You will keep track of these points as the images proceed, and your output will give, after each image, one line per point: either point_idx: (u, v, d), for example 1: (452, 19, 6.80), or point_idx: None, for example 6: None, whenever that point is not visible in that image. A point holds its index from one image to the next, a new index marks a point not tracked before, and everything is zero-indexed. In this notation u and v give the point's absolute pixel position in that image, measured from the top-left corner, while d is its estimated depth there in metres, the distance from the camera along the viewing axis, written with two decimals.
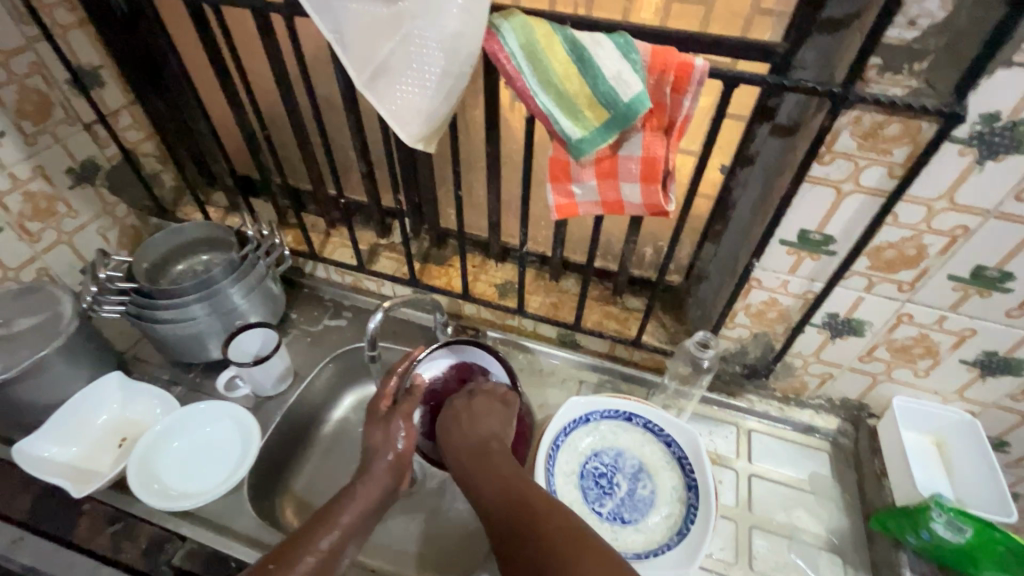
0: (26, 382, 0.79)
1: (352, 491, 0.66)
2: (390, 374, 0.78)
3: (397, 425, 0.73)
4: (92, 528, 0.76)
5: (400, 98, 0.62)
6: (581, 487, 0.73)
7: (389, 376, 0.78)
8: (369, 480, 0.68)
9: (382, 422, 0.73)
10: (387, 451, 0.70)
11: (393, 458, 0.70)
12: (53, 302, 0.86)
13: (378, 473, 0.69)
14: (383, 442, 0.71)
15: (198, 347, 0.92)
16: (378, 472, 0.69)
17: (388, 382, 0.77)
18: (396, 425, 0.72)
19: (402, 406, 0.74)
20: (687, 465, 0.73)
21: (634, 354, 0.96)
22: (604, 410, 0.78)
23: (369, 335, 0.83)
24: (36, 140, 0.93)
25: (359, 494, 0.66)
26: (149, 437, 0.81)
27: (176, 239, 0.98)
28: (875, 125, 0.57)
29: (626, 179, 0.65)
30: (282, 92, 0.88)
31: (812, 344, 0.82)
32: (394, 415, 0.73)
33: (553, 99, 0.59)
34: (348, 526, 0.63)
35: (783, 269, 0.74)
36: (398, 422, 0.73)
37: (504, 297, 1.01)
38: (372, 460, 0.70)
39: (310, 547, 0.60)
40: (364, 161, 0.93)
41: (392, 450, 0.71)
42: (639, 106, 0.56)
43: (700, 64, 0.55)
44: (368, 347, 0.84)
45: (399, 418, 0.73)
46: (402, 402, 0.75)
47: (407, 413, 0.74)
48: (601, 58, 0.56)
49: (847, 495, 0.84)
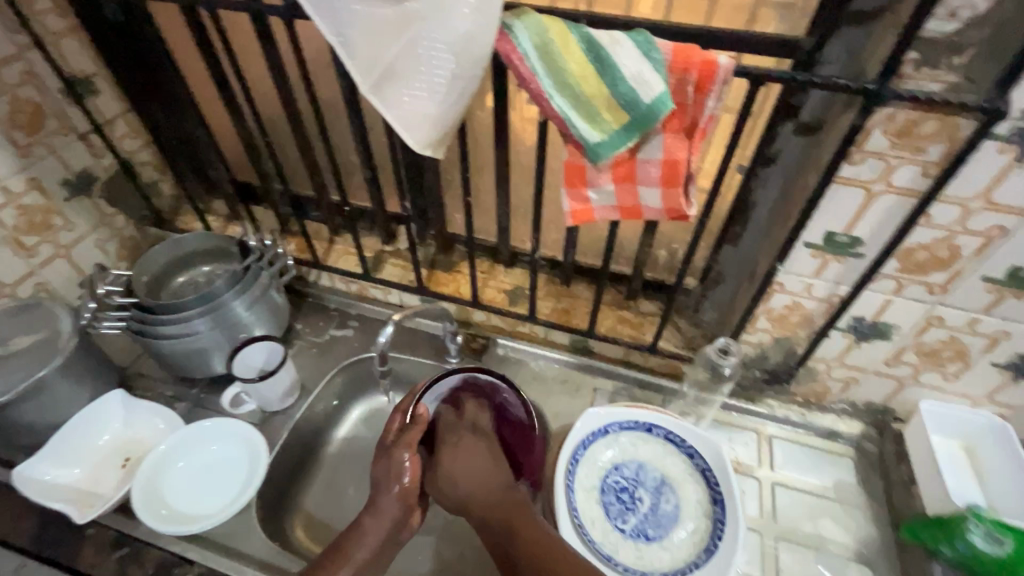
0: (26, 403, 0.77)
1: (360, 527, 0.65)
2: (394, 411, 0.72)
3: (399, 458, 0.67)
4: (96, 553, 0.74)
5: (407, 104, 0.59)
6: (602, 503, 0.70)
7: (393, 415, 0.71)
8: (378, 514, 0.66)
9: (384, 454, 0.68)
10: (392, 483, 0.66)
11: (399, 489, 0.66)
12: (52, 319, 0.83)
13: (387, 507, 0.66)
14: (388, 476, 0.67)
15: (202, 362, 0.89)
16: (386, 503, 0.66)
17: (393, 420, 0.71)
18: (399, 457, 0.67)
19: (404, 438, 0.68)
20: (711, 477, 0.71)
21: (649, 359, 0.94)
22: (623, 421, 0.75)
23: (378, 350, 0.80)
24: (30, 152, 0.90)
25: (365, 531, 0.65)
26: (153, 459, 0.79)
27: (177, 250, 0.94)
28: (909, 122, 0.54)
29: (645, 184, 0.62)
30: (283, 97, 0.85)
31: (835, 348, 0.79)
32: (395, 448, 0.68)
33: (570, 101, 0.56)
34: (360, 563, 0.63)
35: (807, 272, 0.71)
36: (399, 455, 0.67)
37: (514, 303, 0.98)
38: (378, 493, 0.67)
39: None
40: (368, 167, 0.90)
41: (398, 484, 0.66)
42: (661, 107, 0.53)
43: (725, 62, 0.53)
44: (378, 361, 0.82)
45: (402, 449, 0.67)
46: (409, 430, 0.69)
47: (412, 444, 0.67)
48: (621, 57, 0.53)
49: (874, 502, 0.82)
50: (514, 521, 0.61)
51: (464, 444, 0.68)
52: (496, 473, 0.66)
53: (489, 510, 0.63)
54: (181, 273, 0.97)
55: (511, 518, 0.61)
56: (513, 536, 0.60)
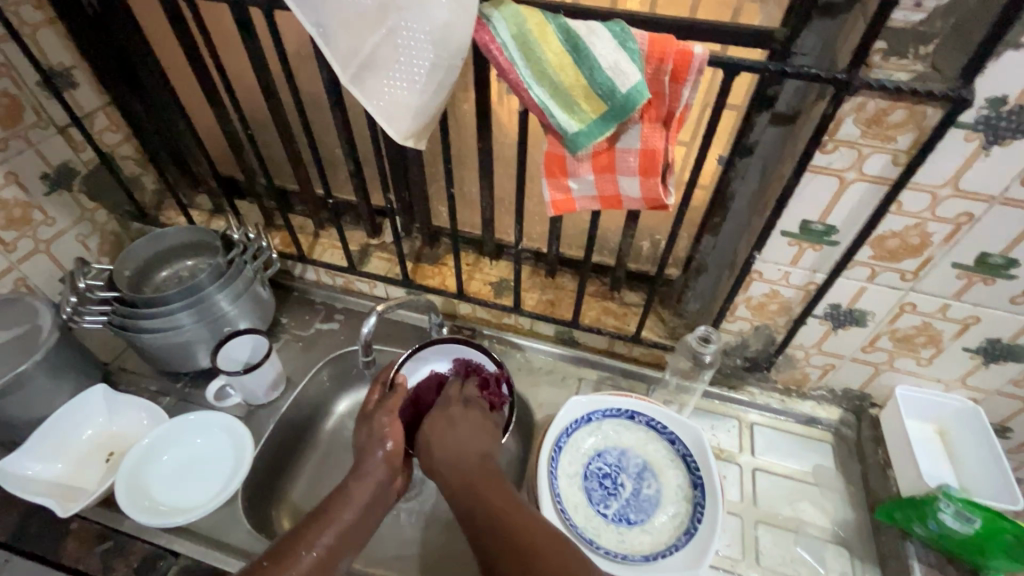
0: (7, 398, 0.76)
1: (345, 491, 0.66)
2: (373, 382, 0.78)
3: (381, 420, 0.72)
4: (80, 547, 0.74)
5: (387, 94, 0.60)
6: (585, 488, 0.71)
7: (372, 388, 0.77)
8: (363, 477, 0.67)
9: (365, 421, 0.73)
10: (376, 449, 0.69)
11: (384, 457, 0.69)
12: (33, 314, 0.83)
13: (371, 471, 0.68)
14: (371, 440, 0.70)
15: (187, 356, 0.89)
16: (370, 470, 0.68)
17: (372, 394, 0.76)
18: (380, 421, 0.72)
19: (385, 401, 0.74)
20: (691, 462, 0.72)
21: (633, 349, 0.95)
22: (606, 409, 0.76)
23: (362, 340, 0.80)
24: (7, 145, 0.89)
25: (351, 494, 0.66)
26: (137, 451, 0.79)
27: (159, 243, 0.94)
28: (879, 111, 0.55)
29: (624, 173, 0.63)
30: (265, 89, 0.85)
31: (813, 335, 0.81)
32: (377, 412, 0.73)
33: (549, 90, 0.57)
34: (347, 522, 0.63)
35: (785, 260, 0.72)
36: (380, 418, 0.72)
37: (500, 295, 0.99)
38: (364, 460, 0.69)
39: (307, 545, 0.60)
40: (352, 159, 0.91)
41: (382, 449, 0.69)
42: (637, 96, 0.54)
43: (699, 52, 0.54)
44: (362, 352, 0.82)
45: (382, 414, 0.73)
46: (389, 398, 0.75)
47: (393, 409, 0.73)
48: (597, 47, 0.53)
49: (851, 485, 0.84)
50: (480, 485, 0.63)
51: (456, 416, 0.73)
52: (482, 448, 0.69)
53: (462, 475, 0.65)
54: (164, 268, 0.96)
55: (480, 485, 0.63)
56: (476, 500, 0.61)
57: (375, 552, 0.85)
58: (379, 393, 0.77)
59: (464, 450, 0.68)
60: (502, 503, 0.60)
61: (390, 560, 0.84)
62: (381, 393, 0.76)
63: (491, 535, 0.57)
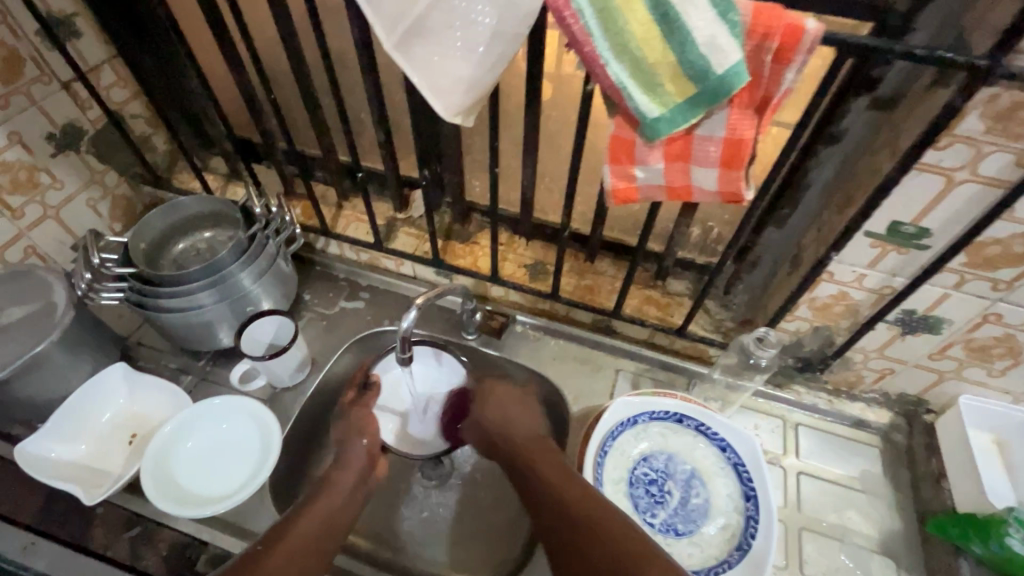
0: (25, 378, 0.73)
1: (328, 480, 0.67)
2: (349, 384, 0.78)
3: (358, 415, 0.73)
4: (107, 534, 0.71)
5: (437, 67, 0.53)
6: (630, 496, 0.68)
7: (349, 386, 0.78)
8: (344, 467, 0.68)
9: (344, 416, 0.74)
10: (358, 439, 0.71)
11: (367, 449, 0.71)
12: (46, 288, 0.78)
13: (351, 461, 0.69)
14: (350, 434, 0.71)
15: (208, 334, 0.85)
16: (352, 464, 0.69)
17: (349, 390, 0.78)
18: (357, 417, 0.73)
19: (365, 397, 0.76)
20: (743, 472, 0.68)
21: (675, 342, 0.90)
22: (653, 411, 0.72)
23: (401, 337, 0.71)
24: (9, 101, 0.81)
25: (332, 487, 0.66)
26: (162, 438, 0.75)
27: (175, 214, 0.88)
28: (1014, 105, 0.47)
29: (700, 164, 0.56)
30: (290, 47, 0.76)
31: (878, 340, 0.75)
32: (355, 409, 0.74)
33: (629, 68, 0.49)
34: (336, 504, 0.64)
35: (862, 262, 0.66)
36: (356, 413, 0.74)
37: (535, 279, 0.94)
38: (345, 454, 0.70)
39: (304, 529, 0.60)
40: (382, 128, 0.83)
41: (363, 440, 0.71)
42: (735, 79, 0.46)
43: (812, 27, 0.46)
44: (398, 348, 0.72)
45: (357, 411, 0.74)
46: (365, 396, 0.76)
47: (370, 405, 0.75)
48: (692, 17, 0.45)
49: (900, 493, 0.80)
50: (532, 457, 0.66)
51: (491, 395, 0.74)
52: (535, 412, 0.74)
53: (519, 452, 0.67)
54: (181, 240, 0.91)
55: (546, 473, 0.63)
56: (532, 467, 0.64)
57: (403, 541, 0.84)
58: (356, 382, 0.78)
59: (512, 424, 0.71)
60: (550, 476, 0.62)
61: (418, 549, 0.83)
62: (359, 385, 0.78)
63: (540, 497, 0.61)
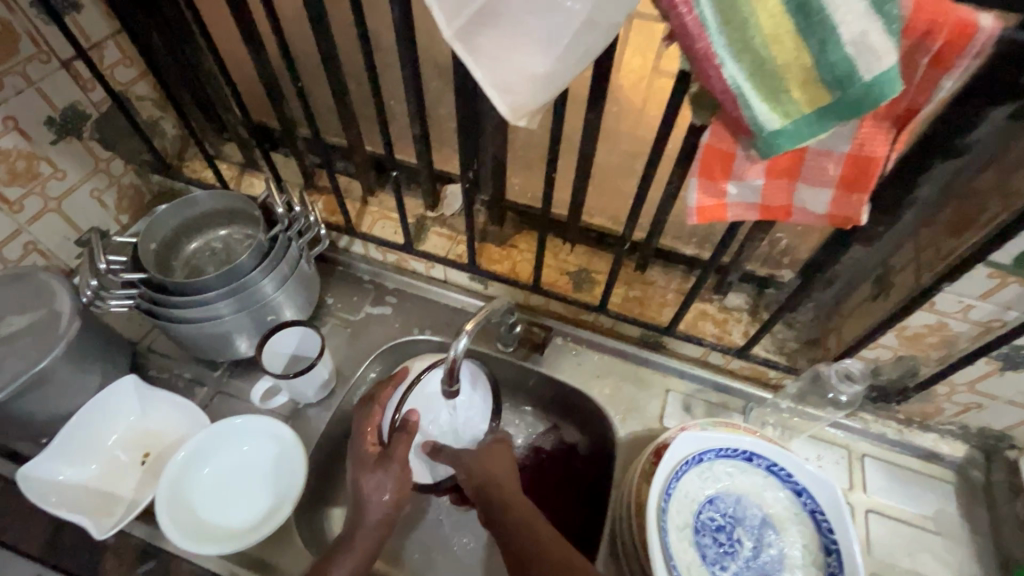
0: (27, 396, 0.66)
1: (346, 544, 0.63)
2: (373, 403, 0.73)
3: (387, 471, 0.67)
4: (120, 567, 0.66)
5: (508, 61, 0.44)
6: (697, 545, 0.61)
7: (371, 408, 0.73)
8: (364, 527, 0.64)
9: (377, 468, 0.67)
10: (381, 494, 0.66)
11: (389, 501, 0.66)
12: (49, 294, 0.71)
13: (374, 518, 0.65)
14: (371, 487, 0.66)
15: (225, 346, 0.78)
16: (372, 523, 0.65)
17: (372, 416, 0.72)
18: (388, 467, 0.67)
19: (394, 443, 0.69)
20: (823, 521, 0.61)
21: (732, 362, 0.83)
22: (720, 448, 0.65)
23: (449, 362, 0.65)
24: (1, 82, 0.73)
25: (357, 544, 0.63)
26: (177, 464, 0.68)
27: (188, 211, 0.80)
28: None
29: (811, 183, 0.48)
30: (317, 26, 0.67)
31: (972, 374, 0.67)
32: (391, 460, 0.67)
33: (747, 69, 0.40)
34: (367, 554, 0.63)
35: (972, 293, 0.58)
36: (395, 467, 0.67)
37: (579, 289, 0.86)
38: (365, 510, 0.65)
39: None
40: (419, 121, 0.74)
41: (387, 496, 0.66)
42: (886, 87, 0.38)
43: (988, 23, 0.37)
44: (445, 379, 0.68)
45: (394, 464, 0.67)
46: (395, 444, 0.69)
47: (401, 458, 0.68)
48: (842, 8, 0.36)
49: (978, 536, 0.74)
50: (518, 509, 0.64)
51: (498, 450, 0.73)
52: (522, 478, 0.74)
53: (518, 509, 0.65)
54: (194, 239, 0.83)
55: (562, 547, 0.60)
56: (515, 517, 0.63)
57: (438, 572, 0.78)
58: (374, 440, 0.71)
59: (505, 476, 0.70)
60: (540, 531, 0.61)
61: None
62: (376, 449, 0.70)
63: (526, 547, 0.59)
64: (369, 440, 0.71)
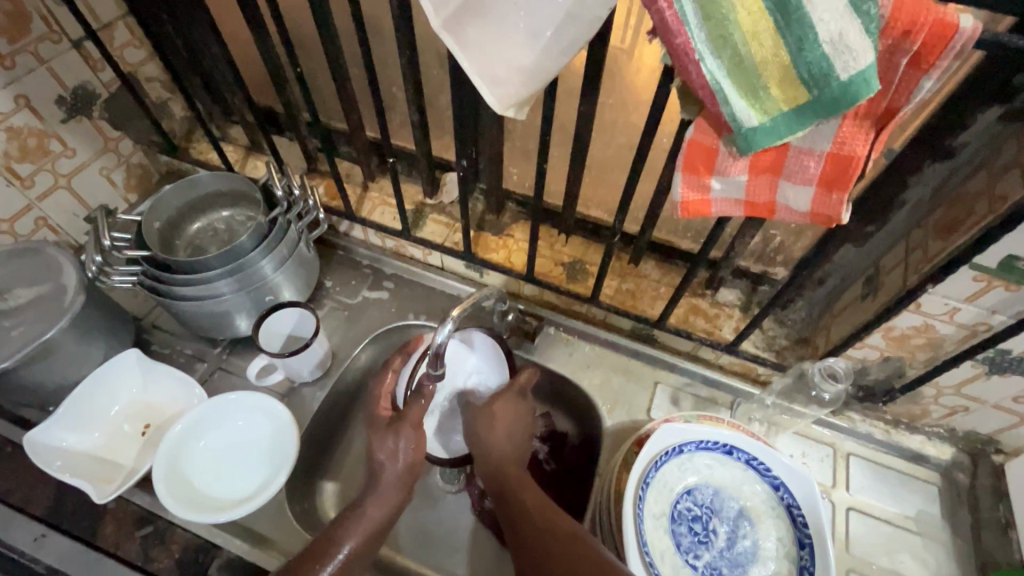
0: (33, 365, 0.69)
1: (360, 511, 0.65)
2: (385, 369, 0.76)
3: (405, 434, 0.67)
4: (119, 531, 0.69)
5: (493, 51, 0.45)
6: (672, 533, 0.63)
7: (384, 373, 0.75)
8: (377, 496, 0.66)
9: (389, 431, 0.68)
10: (395, 461, 0.67)
11: (403, 467, 0.67)
12: (56, 269, 0.73)
13: (383, 483, 0.67)
14: (378, 453, 0.67)
15: (224, 324, 0.80)
16: (388, 488, 0.67)
17: (384, 380, 0.75)
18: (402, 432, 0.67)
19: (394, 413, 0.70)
20: (798, 517, 0.62)
21: (721, 357, 0.83)
22: (700, 441, 0.66)
23: (433, 349, 0.66)
24: (14, 61, 0.75)
25: (369, 516, 0.64)
26: (175, 436, 0.71)
27: (191, 193, 0.82)
28: None
29: (793, 181, 0.48)
30: (317, 14, 0.68)
31: (958, 377, 0.67)
32: (403, 425, 0.67)
33: (727, 66, 0.40)
34: (373, 525, 0.64)
35: (959, 295, 0.58)
36: (408, 432, 0.67)
37: (573, 280, 0.87)
38: (381, 476, 0.67)
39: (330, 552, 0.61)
40: (417, 109, 0.75)
41: (402, 460, 0.67)
42: (862, 87, 0.38)
43: (968, 25, 0.37)
44: (430, 365, 0.69)
45: (408, 428, 0.67)
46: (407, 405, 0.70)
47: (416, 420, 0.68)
48: (819, 8, 0.36)
49: (959, 540, 0.74)
50: (521, 483, 0.68)
51: (500, 410, 0.74)
52: (528, 438, 0.75)
53: (510, 471, 0.70)
54: (197, 219, 0.85)
55: (547, 518, 0.63)
56: (517, 492, 0.68)
57: (424, 550, 0.81)
58: (386, 404, 0.73)
59: (513, 443, 0.73)
60: (537, 501, 0.66)
61: (439, 558, 0.80)
62: (388, 413, 0.72)
63: (529, 522, 0.64)
64: (382, 405, 0.73)
